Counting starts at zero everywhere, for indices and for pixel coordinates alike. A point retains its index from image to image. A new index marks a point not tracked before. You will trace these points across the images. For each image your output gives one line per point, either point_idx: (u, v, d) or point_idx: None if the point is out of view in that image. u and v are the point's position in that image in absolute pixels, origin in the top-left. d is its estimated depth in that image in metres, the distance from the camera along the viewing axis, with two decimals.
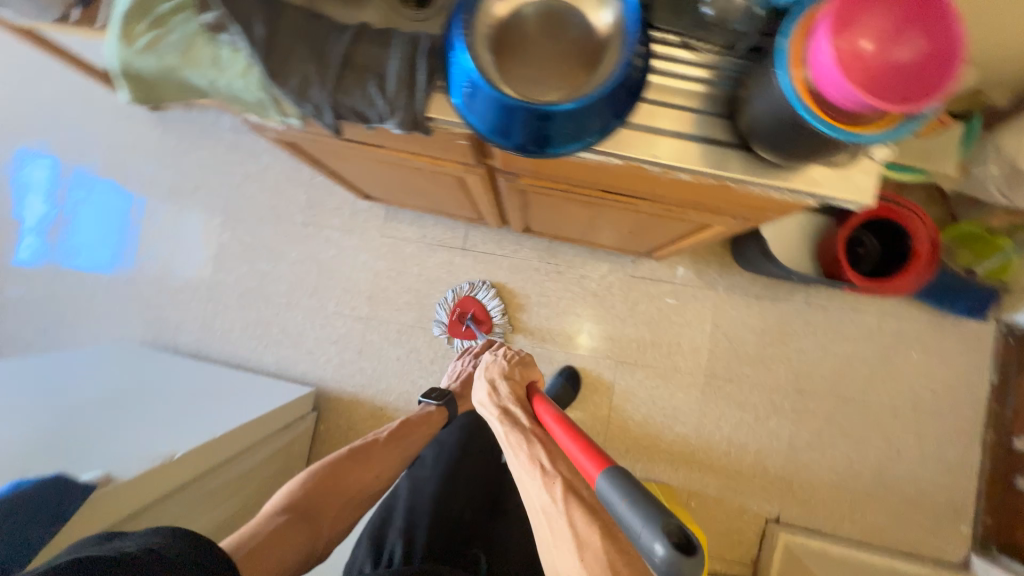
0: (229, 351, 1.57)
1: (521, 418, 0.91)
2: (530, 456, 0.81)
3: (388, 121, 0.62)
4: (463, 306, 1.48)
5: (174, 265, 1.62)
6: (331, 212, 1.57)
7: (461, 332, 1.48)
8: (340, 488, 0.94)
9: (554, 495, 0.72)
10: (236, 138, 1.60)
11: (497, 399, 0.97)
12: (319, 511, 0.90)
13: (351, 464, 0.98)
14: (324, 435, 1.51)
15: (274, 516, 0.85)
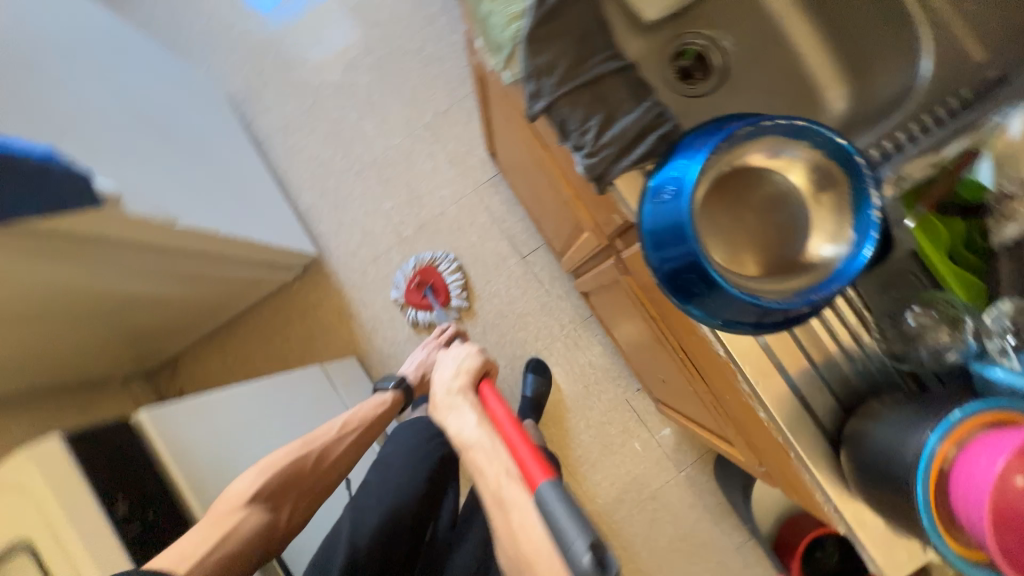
0: (283, 164, 1.57)
1: (473, 406, 0.76)
2: (478, 445, 0.70)
3: (577, 155, 0.59)
4: (424, 275, 1.48)
5: (305, 62, 1.61)
6: (454, 136, 1.55)
7: (416, 300, 1.48)
8: (303, 479, 0.83)
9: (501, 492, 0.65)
10: (442, 17, 1.58)
11: (444, 396, 0.80)
12: (282, 498, 0.79)
13: (315, 453, 0.86)
14: (291, 292, 1.52)
15: (233, 510, 0.72)
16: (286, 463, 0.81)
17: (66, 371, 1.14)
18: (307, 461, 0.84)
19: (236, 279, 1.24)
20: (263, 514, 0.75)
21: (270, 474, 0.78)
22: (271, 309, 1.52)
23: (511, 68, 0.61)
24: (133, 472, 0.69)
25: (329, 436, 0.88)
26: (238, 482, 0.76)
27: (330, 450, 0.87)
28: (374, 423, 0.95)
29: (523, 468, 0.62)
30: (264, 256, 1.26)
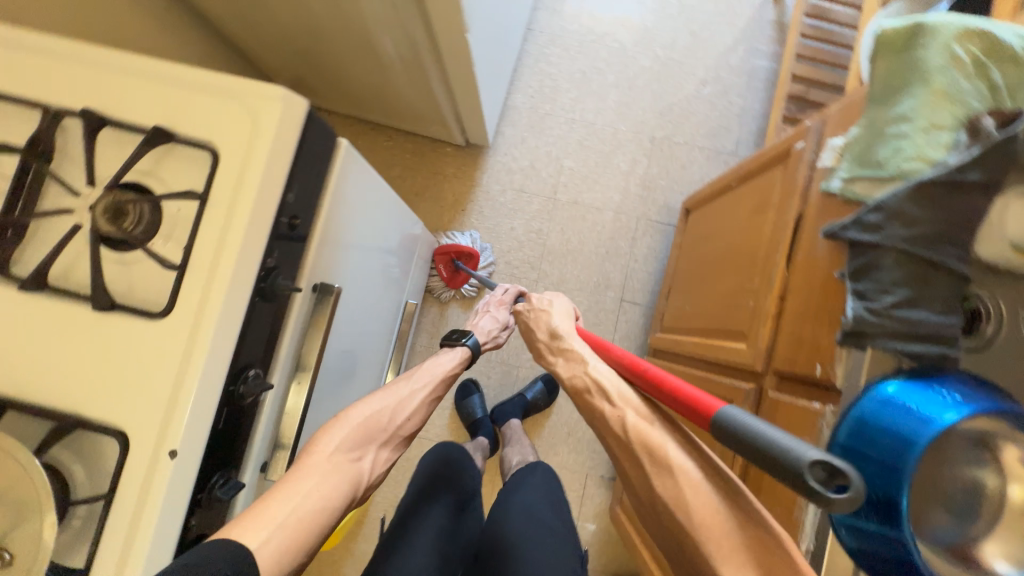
0: (528, 59, 1.57)
1: (578, 353, 0.71)
2: (593, 375, 0.67)
3: (855, 303, 0.57)
4: (441, 258, 1.41)
5: (616, 6, 1.61)
6: (663, 167, 1.54)
7: (456, 280, 1.43)
8: (378, 432, 0.69)
9: (629, 430, 0.60)
10: (745, 78, 1.57)
11: (545, 344, 0.77)
12: (366, 449, 0.67)
13: (388, 406, 0.72)
14: (440, 150, 1.52)
15: (314, 466, 0.60)
16: (362, 416, 0.68)
17: (251, 37, 1.14)
18: (384, 417, 0.71)
19: (431, 103, 1.24)
20: (345, 474, 0.63)
21: (349, 429, 0.66)
22: (413, 147, 1.52)
23: (874, 192, 0.60)
24: (314, 184, 0.60)
25: (398, 396, 0.74)
26: (327, 437, 0.64)
27: (396, 417, 0.73)
28: (445, 384, 0.83)
29: (679, 401, 0.54)
30: (466, 109, 1.25)
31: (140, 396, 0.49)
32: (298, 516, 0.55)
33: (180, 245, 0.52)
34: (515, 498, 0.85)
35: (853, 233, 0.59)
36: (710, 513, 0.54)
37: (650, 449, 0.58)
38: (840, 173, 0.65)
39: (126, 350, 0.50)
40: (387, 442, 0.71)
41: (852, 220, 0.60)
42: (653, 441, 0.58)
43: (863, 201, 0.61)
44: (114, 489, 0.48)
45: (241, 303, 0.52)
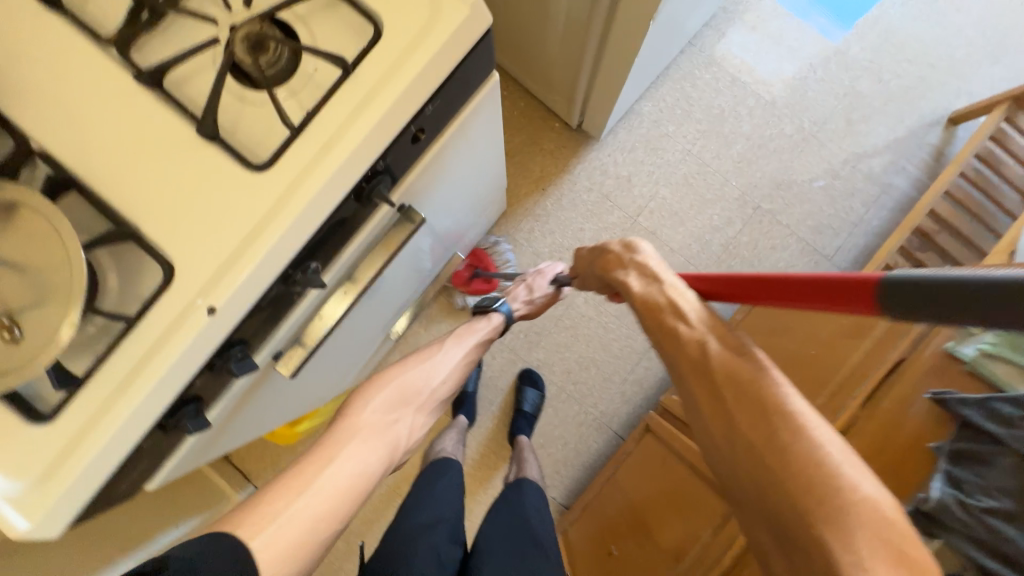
0: (674, 71, 1.48)
1: (654, 269, 0.65)
2: (672, 291, 0.61)
3: (945, 487, 0.62)
4: (474, 257, 1.33)
5: (785, 59, 1.49)
6: (755, 238, 1.43)
7: (468, 286, 1.32)
8: (411, 399, 0.72)
9: (710, 358, 0.54)
10: (878, 190, 1.44)
11: (616, 256, 0.71)
12: (401, 412, 0.70)
13: (415, 373, 0.74)
14: (547, 122, 1.45)
15: (345, 435, 0.63)
16: (397, 381, 0.72)
17: None
18: (415, 385, 0.73)
19: (570, 72, 1.18)
20: (386, 435, 0.66)
21: (388, 392, 0.70)
22: (524, 107, 1.45)
23: (1016, 382, 0.65)
24: (452, 106, 0.55)
25: (432, 362, 0.77)
26: (365, 402, 0.68)
27: (429, 381, 0.75)
28: (479, 352, 0.84)
29: (796, 284, 0.45)
30: (599, 92, 1.19)
31: (206, 236, 0.46)
32: (334, 485, 0.57)
33: (304, 107, 0.48)
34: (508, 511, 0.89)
35: (972, 414, 0.63)
36: (805, 459, 0.45)
37: (737, 381, 0.51)
38: (983, 345, 0.68)
39: (209, 188, 0.46)
40: (423, 406, 0.74)
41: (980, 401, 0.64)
42: (737, 371, 0.52)
43: (1003, 387, 0.66)
44: (143, 315, 0.45)
45: (329, 184, 0.47)
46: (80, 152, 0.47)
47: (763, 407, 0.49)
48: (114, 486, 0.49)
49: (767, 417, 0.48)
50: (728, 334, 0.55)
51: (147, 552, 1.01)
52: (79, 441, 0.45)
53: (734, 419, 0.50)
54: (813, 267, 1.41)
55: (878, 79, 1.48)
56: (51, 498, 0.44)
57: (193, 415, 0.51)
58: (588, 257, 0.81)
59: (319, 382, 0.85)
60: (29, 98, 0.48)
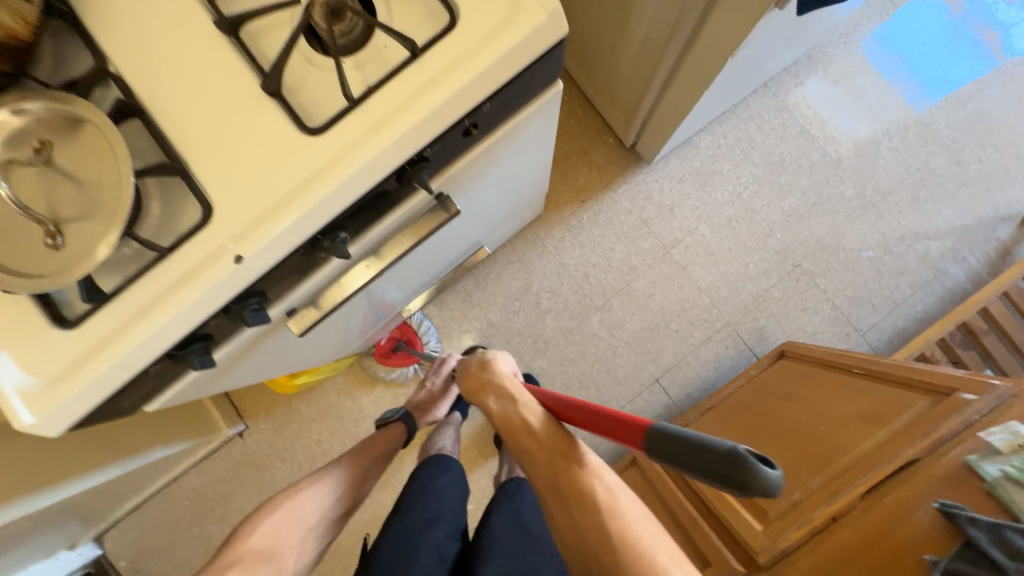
0: (742, 110, 1.43)
1: (509, 389, 0.67)
2: (518, 408, 0.64)
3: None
4: (396, 330, 1.37)
5: (862, 120, 1.42)
6: (788, 296, 1.38)
7: (391, 359, 1.36)
8: (302, 516, 0.79)
9: (554, 477, 0.58)
10: (930, 275, 1.36)
11: (478, 378, 0.71)
12: (289, 533, 0.76)
13: (305, 491, 0.82)
14: (602, 136, 1.43)
15: (231, 564, 0.70)
16: (287, 505, 0.79)
17: None
18: (302, 502, 0.80)
19: (635, 90, 1.16)
20: (269, 562, 0.72)
21: (276, 515, 0.77)
22: (582, 116, 1.43)
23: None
24: (511, 107, 0.54)
25: (323, 483, 0.84)
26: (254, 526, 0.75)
27: (319, 504, 0.82)
28: (368, 463, 0.92)
29: (602, 419, 0.53)
30: (661, 117, 1.17)
31: (249, 185, 0.47)
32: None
33: (366, 80, 0.49)
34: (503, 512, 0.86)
35: (979, 537, 0.57)
36: (603, 533, 0.54)
37: (555, 475, 0.58)
38: (1007, 468, 0.60)
39: (258, 143, 0.48)
40: (315, 529, 0.80)
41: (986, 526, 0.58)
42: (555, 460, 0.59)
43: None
44: (175, 248, 0.47)
45: (374, 156, 0.47)
46: (153, 84, 0.49)
47: (574, 492, 0.57)
48: (116, 401, 0.51)
49: (577, 502, 0.56)
50: (553, 432, 0.61)
51: (136, 463, 1.08)
52: (92, 353, 0.47)
53: (565, 508, 0.57)
54: (842, 338, 1.35)
55: (957, 160, 1.40)
56: (55, 401, 0.46)
57: (201, 351, 0.53)
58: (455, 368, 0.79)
59: (323, 345, 0.87)
60: (118, 22, 0.50)
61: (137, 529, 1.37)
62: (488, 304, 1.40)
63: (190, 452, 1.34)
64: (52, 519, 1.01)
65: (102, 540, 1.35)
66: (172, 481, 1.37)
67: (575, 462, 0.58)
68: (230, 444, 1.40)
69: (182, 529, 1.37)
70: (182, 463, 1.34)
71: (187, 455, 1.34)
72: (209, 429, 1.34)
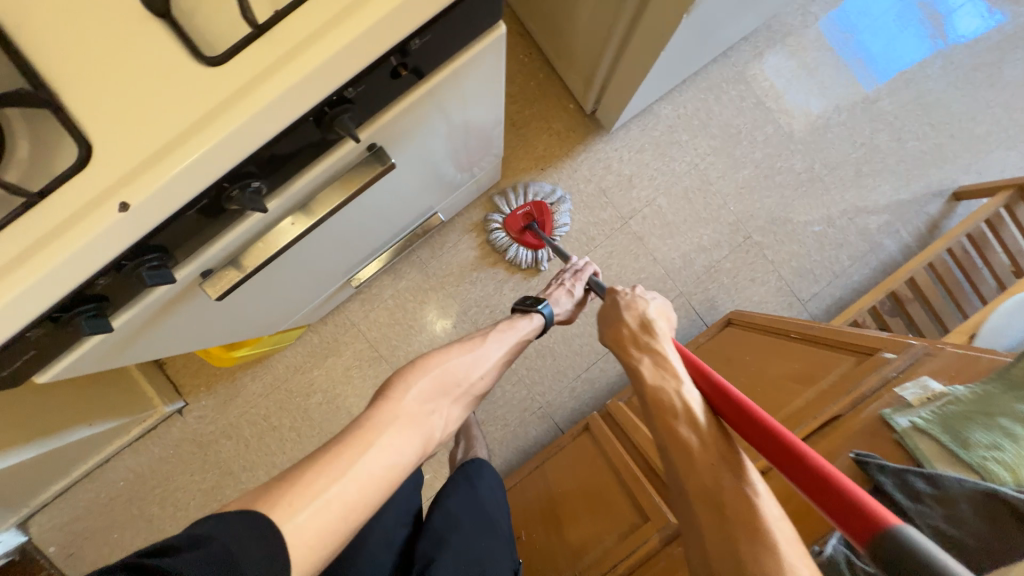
0: (704, 80, 1.42)
1: (666, 358, 0.67)
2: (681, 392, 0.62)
3: (839, 544, 0.62)
4: (535, 207, 1.31)
5: (815, 94, 1.45)
6: (738, 268, 1.42)
7: (520, 237, 1.32)
8: (450, 388, 0.72)
9: (721, 493, 0.52)
10: (866, 247, 1.44)
11: (633, 337, 0.73)
12: (437, 402, 0.69)
13: (453, 360, 0.74)
14: (563, 101, 1.38)
15: (382, 419, 0.61)
16: (436, 370, 0.71)
17: None
18: (451, 380, 0.72)
19: (593, 51, 1.12)
20: (423, 428, 0.64)
21: (428, 379, 0.69)
22: (542, 79, 1.38)
23: (938, 463, 0.61)
24: (447, 48, 0.50)
25: (474, 354, 0.78)
26: (405, 386, 0.67)
27: (469, 374, 0.75)
28: (517, 350, 0.85)
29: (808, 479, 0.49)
30: (620, 81, 1.14)
31: (138, 122, 0.41)
32: (371, 473, 0.54)
33: (272, 5, 0.43)
34: (460, 492, 0.87)
35: (886, 481, 0.62)
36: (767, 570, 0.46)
37: (720, 486, 0.53)
38: (916, 419, 0.64)
39: (149, 77, 0.42)
40: (458, 401, 0.73)
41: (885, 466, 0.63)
42: (725, 473, 0.54)
43: (925, 463, 0.62)
44: (45, 194, 0.40)
45: (282, 91, 0.41)
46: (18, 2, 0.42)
47: (751, 527, 0.49)
48: None
49: (743, 526, 0.49)
50: (719, 439, 0.58)
51: (56, 443, 1.02)
52: None
53: (722, 527, 0.51)
54: (785, 308, 1.42)
55: (897, 138, 1.46)
56: None
57: (91, 314, 0.47)
58: (603, 326, 0.78)
59: (258, 312, 0.82)
60: None
61: (69, 511, 1.28)
62: (445, 274, 1.37)
63: (124, 430, 1.26)
64: None
65: (26, 526, 1.26)
66: (105, 460, 1.29)
67: (745, 483, 0.52)
68: (170, 420, 1.32)
69: (118, 511, 1.29)
70: (115, 441, 1.26)
71: (121, 433, 1.26)
72: (143, 405, 1.25)
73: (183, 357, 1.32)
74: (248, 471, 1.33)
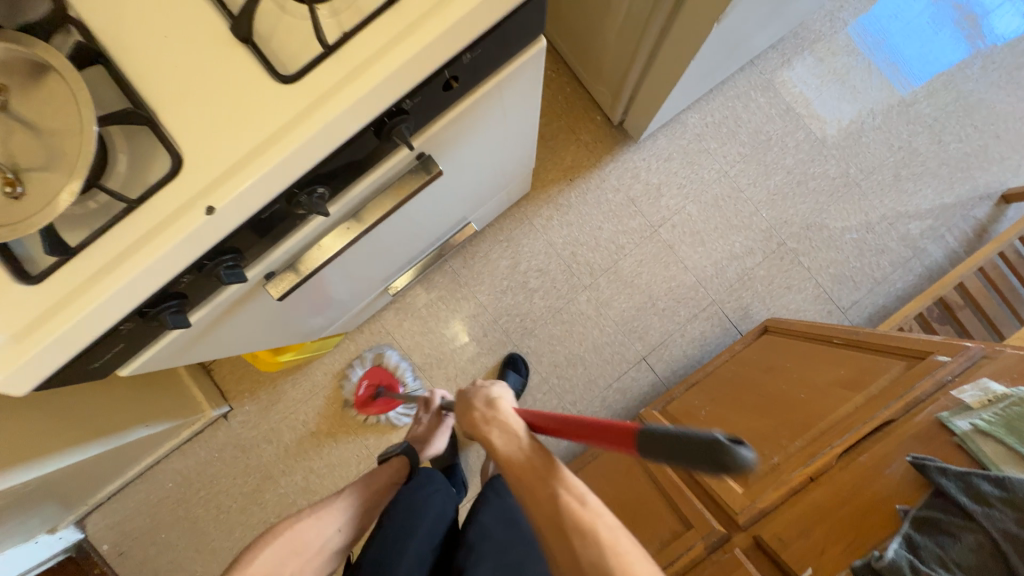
0: (731, 89, 1.43)
1: (510, 421, 0.62)
2: (519, 441, 0.61)
3: (900, 549, 0.59)
4: (372, 376, 1.37)
5: (847, 99, 1.43)
6: (773, 275, 1.39)
7: (377, 406, 1.35)
8: (302, 547, 0.76)
9: (561, 519, 0.56)
10: (909, 253, 1.39)
11: (480, 414, 0.64)
12: (282, 571, 0.73)
13: (308, 521, 0.79)
14: (590, 113, 1.42)
15: None
16: (287, 535, 0.75)
17: None
18: (302, 541, 0.76)
19: (621, 64, 1.15)
20: None
21: (276, 546, 0.74)
22: (570, 93, 1.42)
23: (1004, 466, 0.60)
24: (495, 60, 0.53)
25: (329, 513, 0.81)
26: (253, 555, 0.72)
27: (320, 535, 0.78)
28: (387, 487, 0.91)
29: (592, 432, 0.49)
30: (648, 92, 1.16)
31: (222, 135, 0.46)
32: None
33: (342, 25, 0.47)
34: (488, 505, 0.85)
35: (949, 485, 0.60)
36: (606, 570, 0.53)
37: (558, 510, 0.56)
38: (977, 421, 0.63)
39: (232, 94, 0.46)
40: (313, 559, 0.77)
41: (949, 471, 0.61)
42: (558, 494, 0.57)
43: (991, 467, 0.61)
44: (143, 200, 0.45)
45: (351, 100, 0.45)
46: (119, 31, 0.48)
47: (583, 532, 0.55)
48: (86, 361, 0.49)
49: (580, 537, 0.55)
50: (547, 461, 0.59)
51: (117, 442, 1.08)
52: (58, 311, 0.45)
53: (567, 545, 0.55)
54: (824, 315, 1.38)
55: (937, 140, 1.42)
56: (23, 357, 0.45)
57: (173, 309, 0.51)
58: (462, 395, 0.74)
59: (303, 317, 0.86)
60: None
61: (121, 512, 1.35)
62: (476, 283, 1.40)
63: (174, 434, 1.32)
64: (26, 500, 0.99)
65: (83, 524, 1.33)
66: (155, 463, 1.35)
67: (569, 497, 0.57)
68: (215, 425, 1.38)
69: (166, 512, 1.35)
70: (164, 445, 1.32)
71: (171, 437, 1.32)
72: (193, 410, 1.31)
73: (229, 364, 1.39)
74: (287, 476, 1.37)
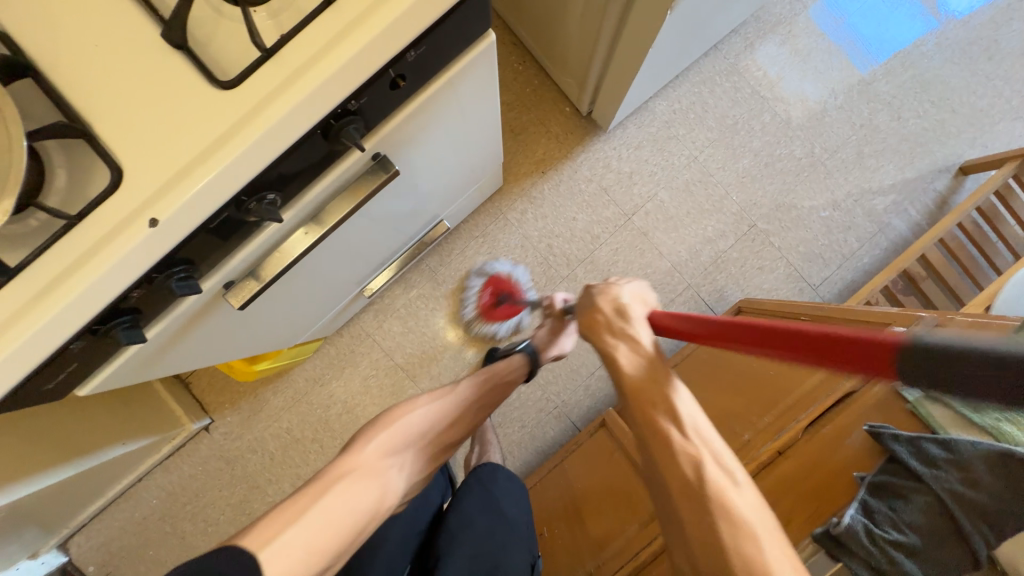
0: (697, 74, 1.44)
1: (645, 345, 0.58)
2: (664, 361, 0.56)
3: (857, 515, 0.65)
4: (495, 283, 1.36)
5: (810, 80, 1.46)
6: (746, 257, 1.42)
7: (500, 315, 1.35)
8: (404, 435, 0.72)
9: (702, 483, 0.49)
10: (875, 228, 1.43)
11: (607, 322, 0.61)
12: (393, 456, 0.69)
13: (417, 416, 0.75)
14: (559, 105, 1.41)
15: (337, 469, 0.61)
16: (398, 423, 0.72)
17: None
18: (409, 432, 0.73)
19: (585, 54, 1.15)
20: (379, 478, 0.64)
21: (388, 433, 0.70)
22: (537, 85, 1.41)
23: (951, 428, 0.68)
24: (441, 58, 0.53)
25: (436, 407, 0.78)
26: (368, 438, 0.68)
27: (423, 429, 0.75)
28: (495, 387, 0.88)
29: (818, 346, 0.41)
30: (613, 81, 1.16)
31: (160, 145, 0.45)
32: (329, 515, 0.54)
33: (278, 27, 0.46)
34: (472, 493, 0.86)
35: (902, 449, 0.66)
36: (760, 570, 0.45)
37: (697, 475, 0.50)
38: None
39: (170, 102, 0.45)
40: (412, 447, 0.73)
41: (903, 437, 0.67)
42: (708, 462, 0.50)
43: (939, 430, 0.68)
44: (82, 215, 0.44)
45: (292, 103, 0.45)
46: (46, 41, 0.46)
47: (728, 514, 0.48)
48: (38, 383, 0.48)
49: (727, 526, 0.48)
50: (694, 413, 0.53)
51: (93, 462, 1.06)
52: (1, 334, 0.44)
53: (700, 519, 0.48)
54: (796, 293, 1.41)
55: (897, 117, 1.45)
56: None
57: (127, 325, 0.50)
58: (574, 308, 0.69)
59: (272, 324, 0.85)
60: None
61: (106, 532, 1.32)
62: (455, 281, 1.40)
63: (156, 448, 1.30)
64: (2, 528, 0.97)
65: (67, 546, 1.30)
66: (138, 480, 1.33)
67: (710, 463, 0.50)
68: (198, 438, 1.36)
69: (152, 529, 1.33)
70: (147, 459, 1.31)
71: (153, 451, 1.30)
72: (172, 424, 1.30)
73: (207, 376, 1.37)
74: (275, 484, 1.36)
